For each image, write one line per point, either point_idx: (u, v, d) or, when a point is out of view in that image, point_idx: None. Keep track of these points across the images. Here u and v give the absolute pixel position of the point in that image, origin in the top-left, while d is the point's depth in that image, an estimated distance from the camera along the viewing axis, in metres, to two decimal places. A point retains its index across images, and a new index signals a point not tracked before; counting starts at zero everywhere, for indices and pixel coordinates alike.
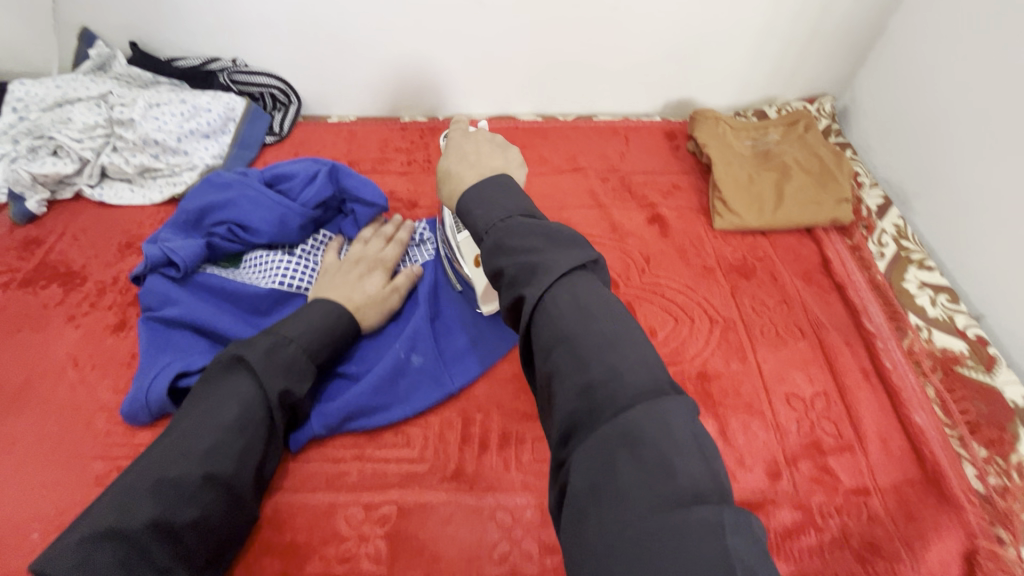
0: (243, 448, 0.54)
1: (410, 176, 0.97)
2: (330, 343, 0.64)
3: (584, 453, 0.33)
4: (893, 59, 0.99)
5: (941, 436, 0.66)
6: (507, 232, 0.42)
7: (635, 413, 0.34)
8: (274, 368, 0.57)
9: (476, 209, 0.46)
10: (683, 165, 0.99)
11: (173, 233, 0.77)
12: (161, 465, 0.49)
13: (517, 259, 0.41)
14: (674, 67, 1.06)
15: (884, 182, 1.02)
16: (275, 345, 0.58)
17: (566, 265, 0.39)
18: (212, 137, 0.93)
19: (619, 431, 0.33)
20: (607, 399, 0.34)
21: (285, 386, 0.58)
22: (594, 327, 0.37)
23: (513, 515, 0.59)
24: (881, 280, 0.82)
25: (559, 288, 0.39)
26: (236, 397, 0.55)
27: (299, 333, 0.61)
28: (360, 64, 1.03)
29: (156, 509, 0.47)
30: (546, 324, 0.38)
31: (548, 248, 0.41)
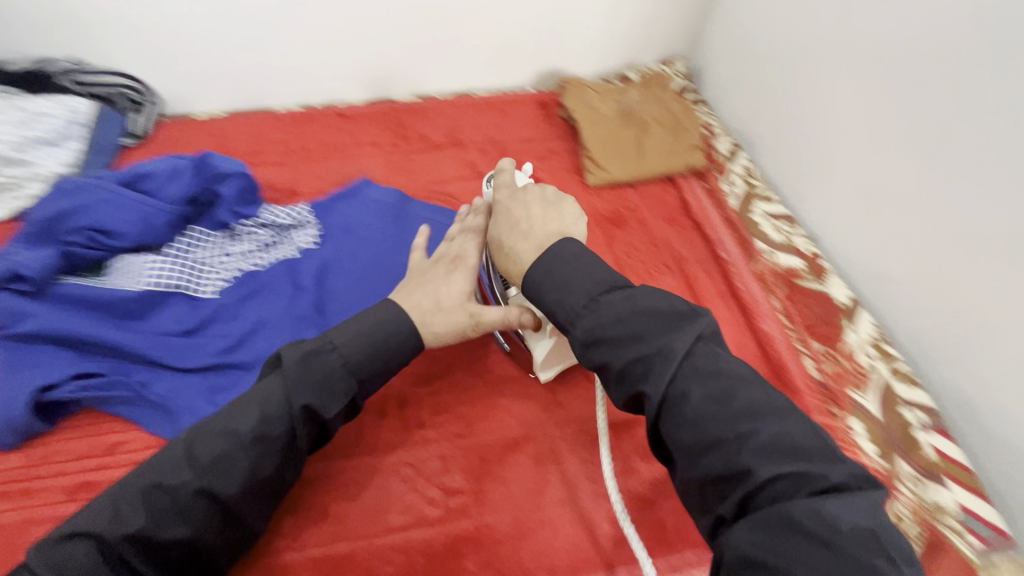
0: (254, 465, 0.48)
1: (288, 166, 0.95)
2: (378, 351, 0.55)
3: (732, 488, 0.39)
4: (730, 17, 1.10)
5: (786, 338, 0.77)
6: (605, 308, 0.49)
7: (702, 391, 0.43)
8: (304, 375, 0.51)
9: (548, 294, 0.52)
10: (557, 130, 1.05)
11: (19, 246, 0.71)
12: (141, 474, 0.46)
13: (619, 355, 0.46)
14: (538, 39, 1.11)
15: (735, 131, 1.14)
16: (314, 347, 0.52)
17: (678, 347, 0.44)
18: (58, 143, 0.87)
19: (780, 517, 0.36)
20: (749, 450, 0.39)
21: (310, 401, 0.51)
22: (713, 419, 0.41)
23: (416, 468, 0.62)
24: (733, 216, 0.93)
25: (693, 373, 0.44)
26: (258, 401, 0.50)
27: (345, 336, 0.54)
28: (220, 56, 0.99)
29: (144, 517, 0.44)
30: (678, 419, 0.43)
31: (660, 333, 0.46)
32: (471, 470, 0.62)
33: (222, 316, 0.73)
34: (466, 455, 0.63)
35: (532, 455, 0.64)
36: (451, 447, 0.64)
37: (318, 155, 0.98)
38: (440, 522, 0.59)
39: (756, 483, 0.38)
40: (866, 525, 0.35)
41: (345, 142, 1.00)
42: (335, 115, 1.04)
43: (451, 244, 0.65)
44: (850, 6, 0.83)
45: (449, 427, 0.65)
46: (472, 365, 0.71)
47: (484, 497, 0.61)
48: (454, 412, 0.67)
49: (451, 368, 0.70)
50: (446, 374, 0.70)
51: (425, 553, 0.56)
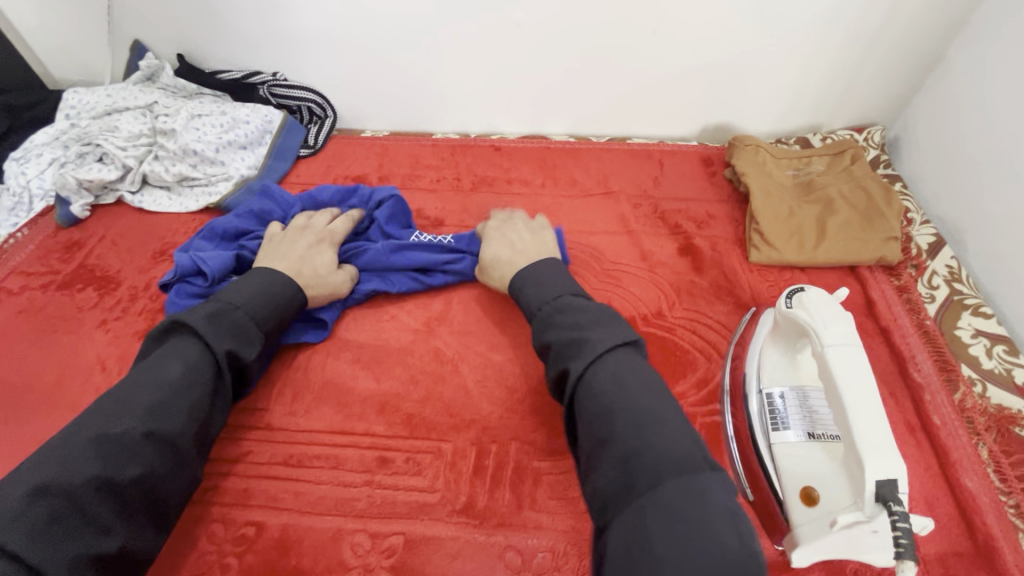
0: (190, 407, 0.53)
1: (438, 194, 0.97)
2: (275, 305, 0.64)
3: (610, 469, 0.45)
4: (952, 87, 0.93)
5: (996, 505, 0.60)
6: (562, 309, 0.59)
7: (609, 373, 0.51)
8: (218, 326, 0.58)
9: (528, 291, 0.64)
10: (719, 192, 0.96)
11: (205, 243, 0.78)
12: (106, 420, 0.50)
13: (569, 344, 0.55)
14: (713, 91, 1.03)
15: (936, 219, 0.96)
16: (209, 304, 0.60)
17: (610, 343, 0.53)
18: (249, 148, 0.96)
19: (645, 502, 0.42)
20: (653, 446, 0.45)
21: (232, 348, 0.58)
22: (639, 409, 0.48)
23: (523, 557, 0.57)
24: (929, 326, 0.77)
25: (600, 372, 0.51)
26: (179, 354, 0.55)
27: (244, 297, 0.62)
28: (397, 81, 1.04)
29: (100, 465, 0.47)
30: (587, 395, 0.50)
31: (595, 327, 0.55)
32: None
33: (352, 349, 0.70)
34: (580, 557, 0.57)
35: None
36: (565, 541, 0.58)
37: (468, 186, 0.98)
38: None
39: (633, 465, 0.44)
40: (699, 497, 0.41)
41: (495, 176, 0.99)
42: (490, 148, 1.05)
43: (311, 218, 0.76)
44: None
45: (565, 518, 0.59)
46: None
47: None
48: (573, 501, 0.61)
49: None
50: (570, 455, 0.64)
51: None
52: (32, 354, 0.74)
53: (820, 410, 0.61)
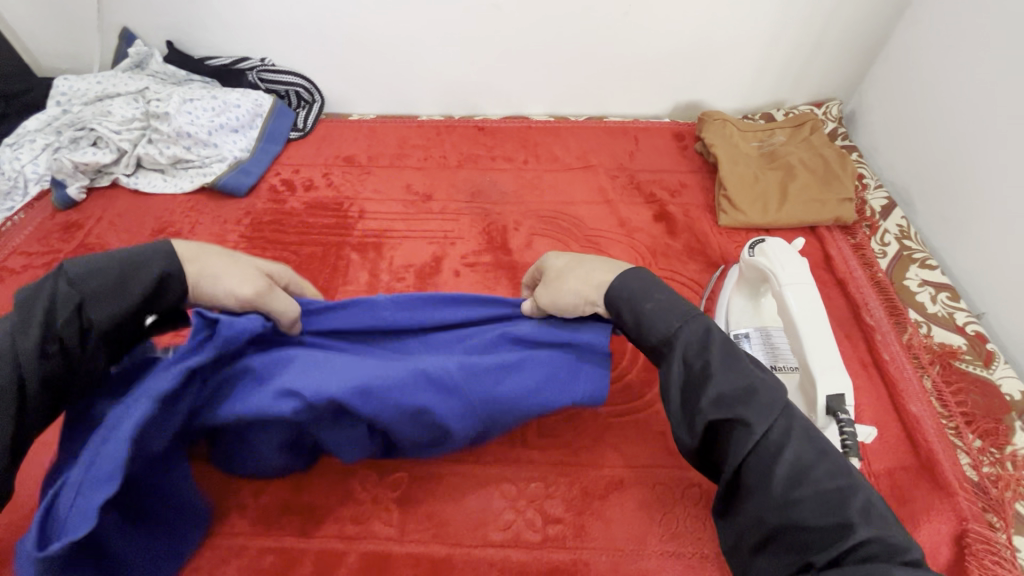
0: (19, 393, 0.44)
1: (426, 172, 1.01)
2: (173, 276, 0.51)
3: (758, 458, 0.45)
4: (899, 62, 1.01)
5: (937, 426, 0.68)
6: (657, 289, 0.54)
7: (727, 354, 0.49)
8: (73, 310, 0.46)
9: (617, 291, 0.54)
10: (691, 164, 1.02)
11: None
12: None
13: (731, 388, 0.47)
14: (683, 70, 1.09)
15: (889, 184, 1.04)
16: (45, 277, 0.47)
17: (720, 328, 0.51)
18: (241, 131, 0.99)
19: (817, 490, 0.43)
20: (795, 435, 0.46)
21: (93, 325, 0.47)
22: (823, 476, 0.44)
23: (518, 487, 0.62)
24: (881, 277, 0.84)
25: (789, 433, 0.46)
26: (13, 337, 0.44)
27: (114, 268, 0.48)
28: (382, 65, 1.08)
29: None
30: (714, 375, 0.48)
31: (694, 312, 0.52)
32: (573, 501, 0.61)
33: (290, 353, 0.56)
34: (570, 484, 0.63)
35: (636, 498, 0.62)
36: (556, 472, 0.64)
37: (454, 164, 1.03)
38: (537, 547, 0.58)
39: (853, 548, 0.41)
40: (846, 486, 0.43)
41: (480, 154, 1.04)
42: (474, 128, 1.09)
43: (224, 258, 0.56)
44: None
45: (556, 452, 0.65)
46: None
47: (584, 531, 0.59)
48: (562, 437, 0.66)
49: None
50: None
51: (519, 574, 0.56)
52: None
53: (781, 345, 0.67)
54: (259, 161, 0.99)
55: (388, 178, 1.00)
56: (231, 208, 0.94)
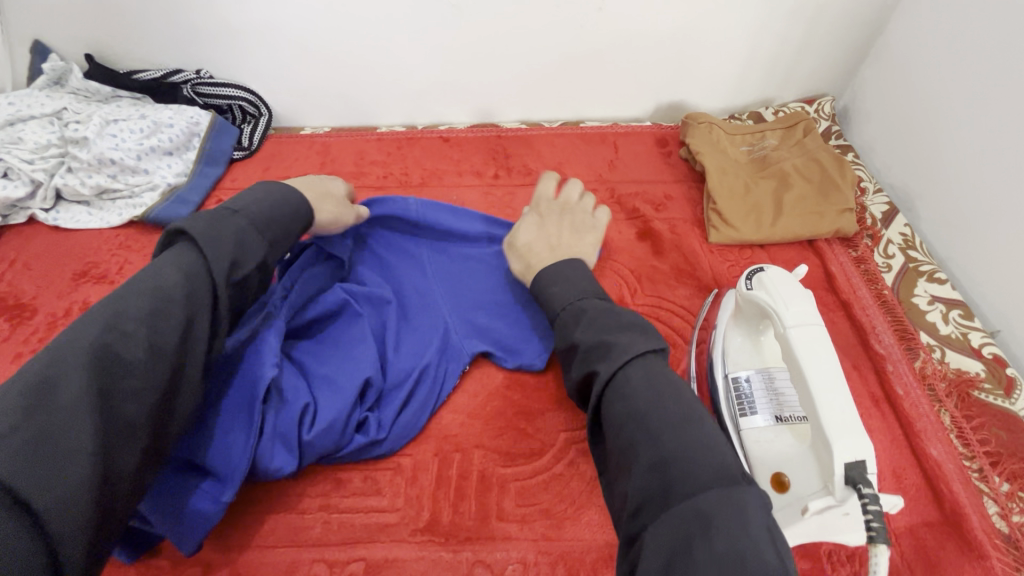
0: (190, 318, 0.47)
1: (386, 191, 0.92)
2: (281, 221, 0.59)
3: (639, 483, 0.41)
4: (896, 54, 0.93)
5: (960, 470, 0.61)
6: (586, 311, 0.54)
7: (640, 374, 0.47)
8: (219, 238, 0.51)
9: (551, 289, 0.58)
10: (676, 173, 0.94)
11: None
12: (47, 373, 0.38)
13: (591, 336, 0.51)
14: (663, 69, 1.00)
15: (888, 187, 0.96)
16: (218, 215, 0.53)
17: (640, 348, 0.48)
18: (175, 153, 0.89)
19: (691, 511, 0.37)
20: (687, 463, 0.40)
21: (233, 258, 0.51)
22: (668, 411, 0.44)
23: (492, 571, 0.54)
24: (887, 296, 0.77)
25: (632, 368, 0.47)
26: (179, 265, 0.48)
27: (250, 209, 0.56)
28: (332, 73, 0.97)
29: (93, 379, 0.39)
30: (617, 394, 0.46)
31: (621, 333, 0.50)
32: None
33: (286, 380, 0.57)
34: (551, 564, 0.54)
35: None
36: (536, 550, 0.55)
37: (417, 182, 0.93)
38: None
39: (667, 467, 0.40)
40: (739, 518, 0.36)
41: (445, 169, 0.95)
42: (438, 139, 1.00)
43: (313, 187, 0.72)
44: None
45: (535, 524, 0.57)
46: (564, 448, 0.62)
47: None
48: (541, 505, 0.58)
49: (543, 449, 0.62)
50: (536, 457, 0.61)
51: None
52: None
53: (786, 390, 0.59)
54: (198, 187, 0.89)
55: None
56: None
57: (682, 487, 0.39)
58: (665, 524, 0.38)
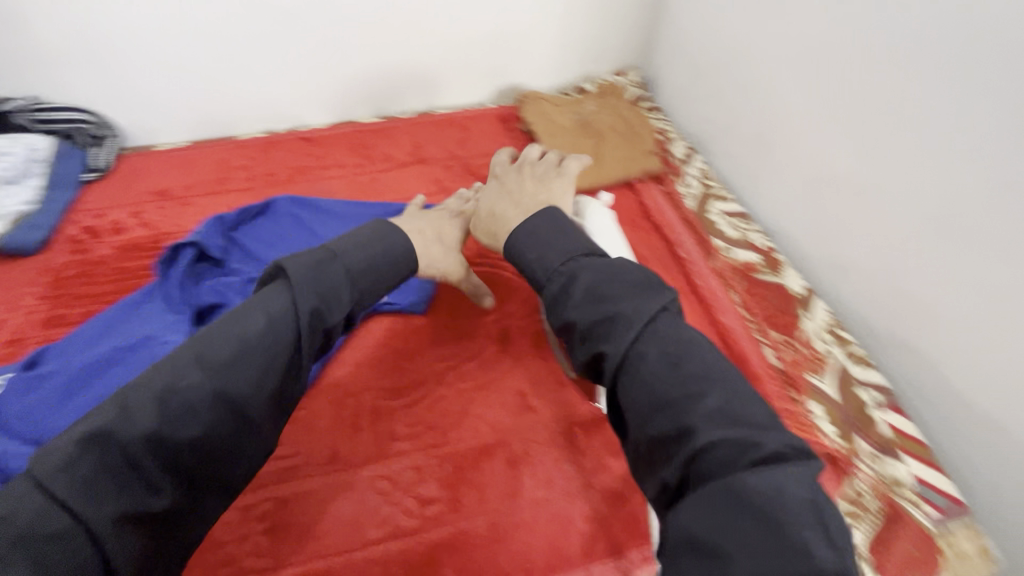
0: (263, 366, 0.48)
1: (254, 191, 0.97)
2: (376, 269, 0.60)
3: (677, 467, 0.43)
4: (676, 28, 1.15)
5: (745, 329, 0.80)
6: (572, 276, 0.56)
7: (658, 350, 0.49)
8: (308, 279, 0.53)
9: (530, 255, 0.61)
10: (518, 143, 1.08)
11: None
12: (172, 373, 0.45)
13: (588, 313, 0.53)
14: (496, 56, 1.15)
15: (689, 135, 1.18)
16: (319, 258, 0.55)
17: (648, 314, 0.50)
18: (18, 180, 0.87)
19: (728, 492, 0.39)
20: (718, 444, 0.42)
21: (316, 304, 0.52)
22: (692, 374, 0.47)
23: (392, 480, 0.63)
24: (690, 216, 0.96)
25: (643, 343, 0.49)
26: (262, 306, 0.50)
27: (344, 247, 0.58)
28: (181, 88, 1.00)
29: (156, 419, 0.42)
30: (634, 379, 0.48)
31: (634, 296, 0.52)
32: (447, 478, 0.63)
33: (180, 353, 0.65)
34: (441, 463, 0.64)
35: (505, 460, 0.65)
36: (426, 456, 0.65)
37: (284, 179, 0.99)
38: (417, 531, 0.59)
39: (710, 452, 0.42)
40: (789, 484, 0.39)
41: (310, 164, 1.02)
42: (300, 139, 1.06)
43: None
44: (782, 14, 0.88)
45: (424, 437, 0.66)
46: (442, 374, 0.72)
47: (461, 503, 0.61)
48: (428, 421, 0.68)
49: (425, 378, 0.72)
50: (420, 385, 0.71)
51: (403, 562, 0.57)
52: None
53: None
54: (50, 212, 0.88)
55: (211, 206, 0.94)
56: (22, 268, 0.82)
57: (695, 465, 0.42)
58: (704, 512, 0.39)
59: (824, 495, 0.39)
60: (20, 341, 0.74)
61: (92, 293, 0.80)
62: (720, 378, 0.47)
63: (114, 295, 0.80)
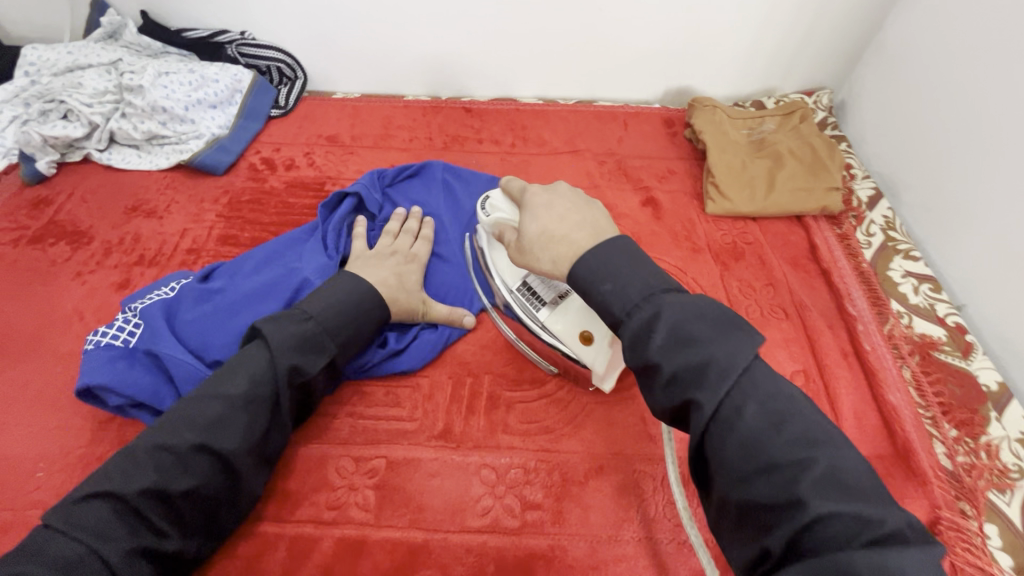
0: (249, 423, 0.53)
1: (411, 153, 0.99)
2: (355, 321, 0.63)
3: (763, 495, 0.39)
4: (890, 52, 1.00)
5: (914, 416, 0.69)
6: (675, 312, 0.46)
7: (760, 409, 0.41)
8: (284, 342, 0.56)
9: (603, 285, 0.50)
10: (680, 150, 1.01)
11: (176, 275, 0.74)
12: (167, 431, 0.50)
13: (677, 358, 0.44)
14: (674, 56, 1.07)
15: (876, 174, 1.03)
16: (292, 320, 0.59)
17: (744, 361, 0.42)
18: (219, 107, 0.96)
19: (827, 560, 0.35)
20: (845, 487, 0.38)
21: (296, 364, 0.57)
22: (779, 443, 0.40)
23: (497, 473, 0.62)
24: (866, 267, 0.84)
25: (736, 396, 0.42)
26: (247, 369, 0.55)
27: (320, 310, 0.61)
28: (366, 43, 1.04)
29: (155, 474, 0.48)
30: (731, 435, 0.41)
31: (716, 338, 0.44)
32: (552, 486, 0.61)
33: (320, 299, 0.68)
34: (548, 470, 0.62)
35: (615, 484, 0.62)
36: (534, 458, 0.63)
37: (441, 146, 1.01)
38: (515, 533, 0.58)
39: (812, 519, 0.37)
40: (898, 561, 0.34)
41: (466, 136, 1.02)
42: (461, 109, 1.07)
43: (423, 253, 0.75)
44: None
45: (536, 438, 0.65)
46: (565, 378, 0.70)
47: (563, 516, 0.59)
48: (542, 423, 0.66)
49: (545, 377, 0.70)
50: (539, 383, 0.69)
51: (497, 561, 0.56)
52: (7, 305, 0.74)
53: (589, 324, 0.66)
54: (238, 138, 0.96)
55: (372, 159, 0.98)
56: (210, 186, 0.91)
57: (780, 535, 0.38)
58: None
59: (931, 538, 0.36)
60: (198, 251, 0.82)
61: (261, 221, 0.87)
62: (812, 421, 0.41)
63: (278, 227, 0.86)
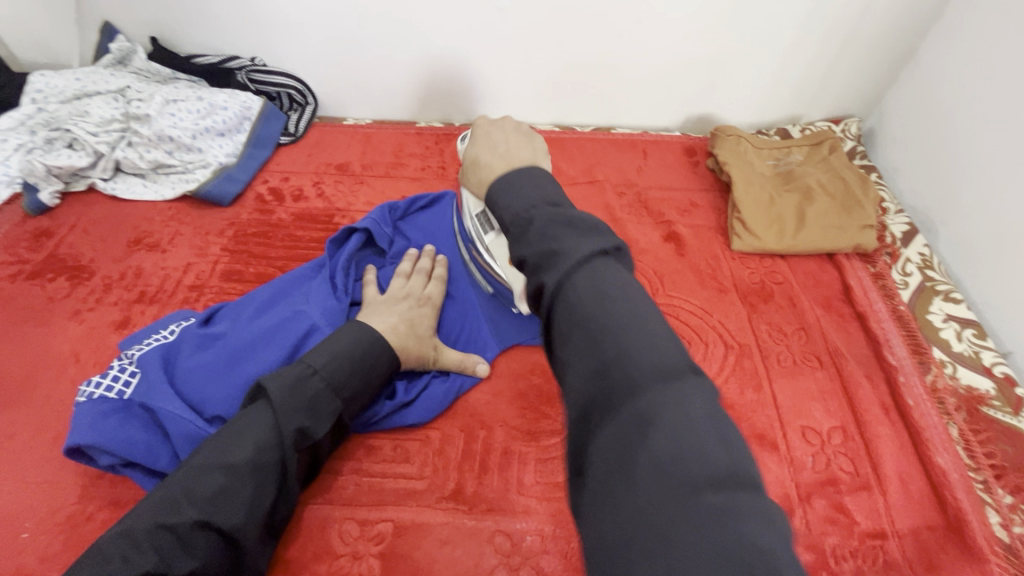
0: (253, 494, 0.50)
1: (423, 183, 0.96)
2: (363, 375, 0.59)
3: (602, 425, 0.33)
4: (922, 81, 0.96)
5: (965, 480, 0.63)
6: (536, 219, 0.43)
7: (586, 282, 0.38)
8: (292, 403, 0.53)
9: (500, 203, 0.46)
10: (702, 181, 0.97)
11: (178, 315, 0.70)
12: (166, 508, 0.47)
13: (536, 249, 0.41)
14: (696, 83, 1.04)
15: (910, 208, 0.98)
16: (299, 377, 0.55)
17: (588, 252, 0.39)
18: (227, 135, 0.93)
19: (634, 413, 0.32)
20: (626, 379, 0.33)
21: (303, 426, 0.54)
22: (617, 312, 0.36)
23: (512, 541, 0.57)
24: (903, 311, 0.79)
25: (580, 276, 0.38)
26: (251, 435, 0.52)
27: (326, 363, 0.57)
28: (378, 69, 1.02)
29: (154, 558, 0.44)
30: (566, 307, 0.37)
31: (574, 237, 0.41)
32: (572, 557, 0.57)
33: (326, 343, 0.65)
34: (568, 538, 0.58)
35: None
36: (552, 524, 0.59)
37: (453, 175, 0.98)
38: None
39: (606, 376, 0.34)
40: (742, 495, 0.29)
41: None
42: None
43: (409, 283, 0.72)
44: None
45: (554, 501, 0.60)
46: None
47: None
48: (561, 484, 0.61)
49: (562, 432, 0.65)
50: (557, 437, 0.65)
51: None
52: (2, 346, 0.72)
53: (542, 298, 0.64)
54: (246, 168, 0.93)
55: (382, 189, 0.95)
56: (216, 217, 0.88)
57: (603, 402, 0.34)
58: (609, 438, 0.32)
59: (726, 413, 0.33)
60: (201, 288, 0.79)
61: (267, 255, 0.83)
62: (646, 311, 0.37)
63: (284, 262, 0.82)
